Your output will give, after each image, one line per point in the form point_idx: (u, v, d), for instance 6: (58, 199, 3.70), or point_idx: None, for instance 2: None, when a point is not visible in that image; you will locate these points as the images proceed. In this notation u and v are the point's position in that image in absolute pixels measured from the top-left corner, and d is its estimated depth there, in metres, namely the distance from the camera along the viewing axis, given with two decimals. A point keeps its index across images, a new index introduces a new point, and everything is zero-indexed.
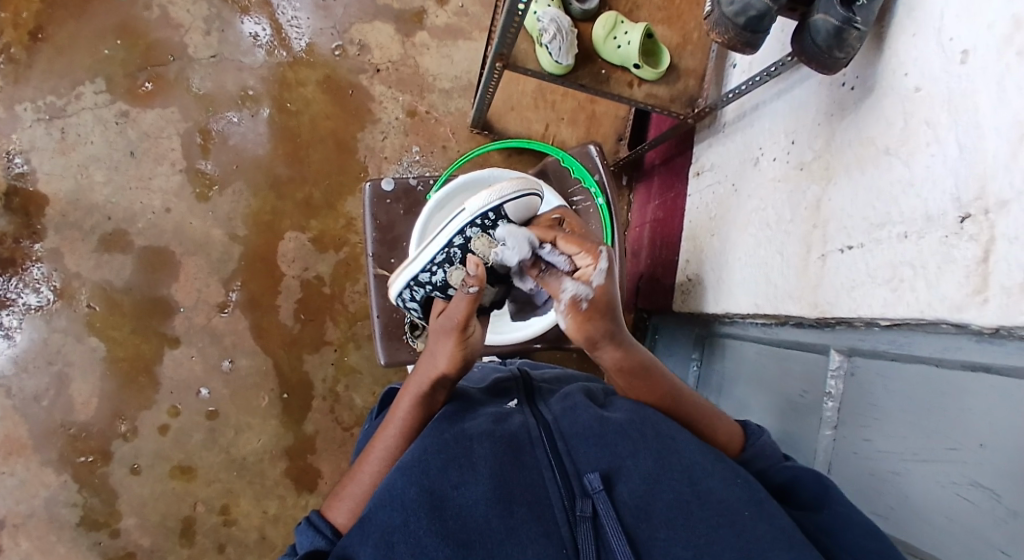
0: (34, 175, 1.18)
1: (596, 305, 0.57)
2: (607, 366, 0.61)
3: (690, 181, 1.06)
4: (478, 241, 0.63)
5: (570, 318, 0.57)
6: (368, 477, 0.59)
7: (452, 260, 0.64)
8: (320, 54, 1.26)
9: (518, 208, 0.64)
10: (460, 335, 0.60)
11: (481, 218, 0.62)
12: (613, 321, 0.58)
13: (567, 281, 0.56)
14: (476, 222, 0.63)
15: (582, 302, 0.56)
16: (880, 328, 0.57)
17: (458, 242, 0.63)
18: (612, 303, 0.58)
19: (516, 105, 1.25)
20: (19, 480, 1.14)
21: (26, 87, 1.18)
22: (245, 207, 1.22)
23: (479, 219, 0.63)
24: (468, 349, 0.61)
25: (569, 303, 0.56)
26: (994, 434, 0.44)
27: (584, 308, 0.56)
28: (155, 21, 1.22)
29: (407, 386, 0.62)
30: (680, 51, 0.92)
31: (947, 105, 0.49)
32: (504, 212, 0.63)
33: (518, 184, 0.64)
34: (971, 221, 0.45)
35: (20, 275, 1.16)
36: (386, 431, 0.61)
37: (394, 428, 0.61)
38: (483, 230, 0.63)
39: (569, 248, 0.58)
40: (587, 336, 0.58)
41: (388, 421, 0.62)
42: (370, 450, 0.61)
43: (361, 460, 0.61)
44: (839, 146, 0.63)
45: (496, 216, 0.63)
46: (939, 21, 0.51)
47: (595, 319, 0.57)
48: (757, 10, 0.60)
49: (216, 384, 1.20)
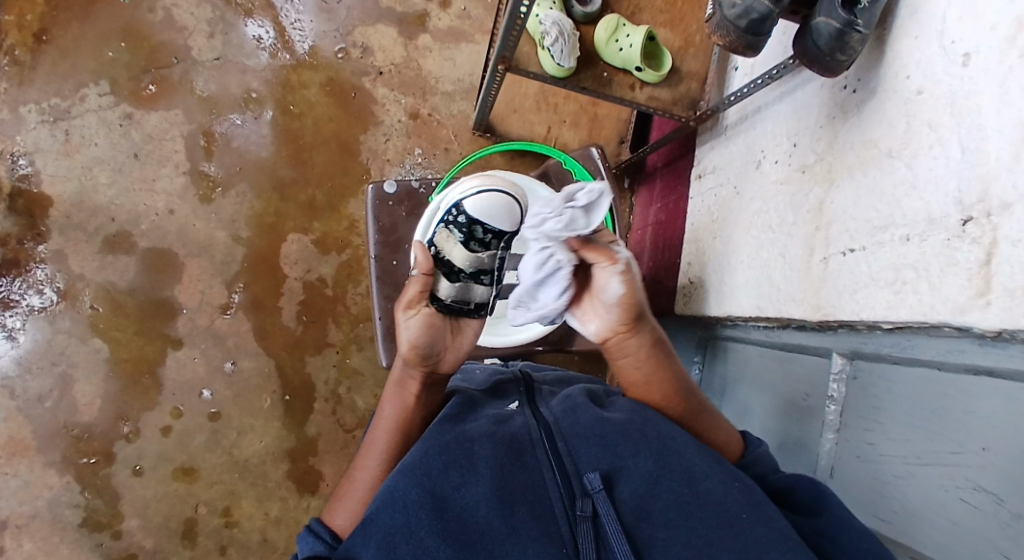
0: (38, 177, 1.18)
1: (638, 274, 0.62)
2: (637, 354, 0.63)
3: (692, 184, 1.06)
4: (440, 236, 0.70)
5: (626, 284, 0.61)
6: (363, 477, 0.60)
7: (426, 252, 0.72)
8: (323, 57, 1.27)
9: (480, 205, 0.69)
10: (407, 314, 0.64)
11: (445, 217, 0.71)
12: (644, 298, 0.64)
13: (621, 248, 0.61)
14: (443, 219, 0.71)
15: (633, 265, 0.61)
16: (883, 331, 0.57)
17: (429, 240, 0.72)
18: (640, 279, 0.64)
19: (518, 107, 1.26)
20: (22, 481, 1.14)
21: (31, 90, 1.19)
22: (248, 209, 1.23)
23: (444, 217, 0.71)
24: (422, 333, 0.63)
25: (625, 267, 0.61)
26: (997, 436, 0.43)
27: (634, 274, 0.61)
28: (159, 24, 1.23)
29: (389, 384, 0.66)
30: (682, 54, 0.92)
31: (949, 106, 0.49)
32: (463, 208, 0.69)
33: (480, 181, 0.70)
34: (974, 223, 0.45)
35: (23, 276, 1.16)
36: (376, 432, 0.63)
37: (385, 427, 0.63)
38: (445, 226, 0.70)
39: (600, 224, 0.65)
40: (631, 309, 0.62)
41: (378, 420, 0.64)
42: (365, 448, 0.63)
43: (356, 461, 0.63)
44: (842, 148, 0.63)
45: (456, 212, 0.70)
46: (941, 23, 0.51)
47: (639, 287, 0.62)
48: (759, 13, 0.60)
49: (219, 385, 1.20)
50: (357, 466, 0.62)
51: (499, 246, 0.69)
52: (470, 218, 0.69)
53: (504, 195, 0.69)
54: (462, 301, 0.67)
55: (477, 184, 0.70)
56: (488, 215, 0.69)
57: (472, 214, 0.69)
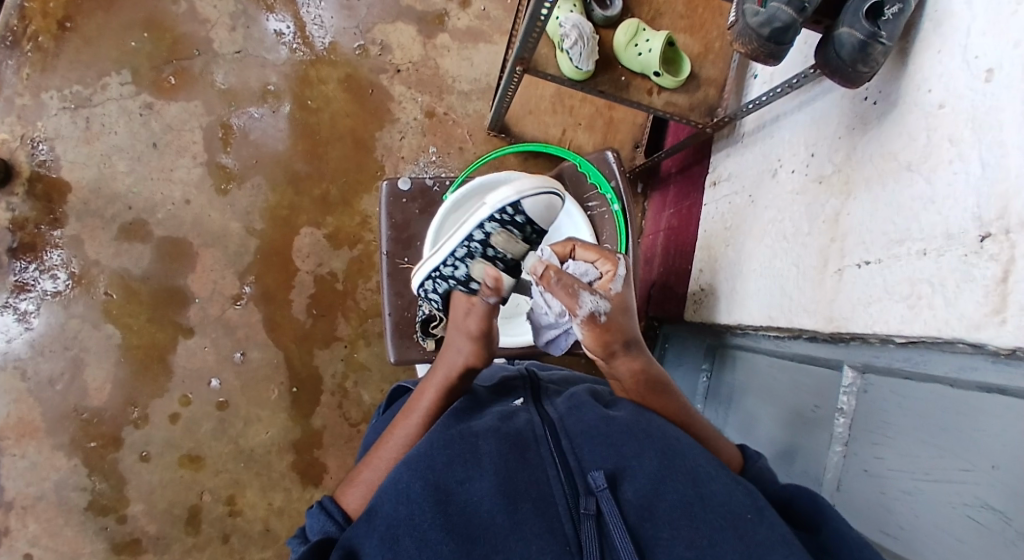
0: (57, 163, 1.20)
1: (613, 318, 0.61)
2: (625, 376, 0.63)
3: (706, 191, 1.06)
4: (498, 236, 0.67)
5: (588, 330, 0.61)
6: (377, 465, 0.59)
7: (473, 254, 0.67)
8: (342, 53, 1.27)
9: (536, 206, 0.67)
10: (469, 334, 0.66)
11: (501, 214, 0.66)
12: (628, 330, 0.63)
13: (587, 298, 0.59)
14: (495, 217, 0.66)
15: (599, 315, 0.60)
16: (896, 345, 0.57)
17: (477, 235, 0.66)
18: (627, 308, 0.63)
19: (534, 109, 1.26)
20: (30, 462, 1.16)
21: (53, 76, 1.21)
22: (262, 202, 1.24)
23: (497, 215, 0.66)
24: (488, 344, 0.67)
25: (587, 317, 0.60)
26: (1007, 455, 0.43)
27: (602, 321, 0.61)
28: (182, 15, 1.24)
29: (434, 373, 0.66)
30: (701, 60, 0.92)
31: (971, 121, 0.48)
32: (523, 207, 0.66)
33: (536, 180, 0.68)
34: (992, 240, 0.45)
35: (39, 260, 1.18)
36: (408, 420, 0.62)
37: (416, 417, 0.62)
38: (501, 225, 0.66)
39: (588, 256, 0.65)
40: (604, 346, 0.62)
41: (411, 411, 0.63)
42: (380, 443, 0.61)
43: (372, 451, 0.61)
44: (860, 160, 0.63)
45: (515, 212, 0.66)
46: (965, 38, 0.51)
47: (612, 329, 0.61)
48: (782, 22, 0.60)
49: (227, 375, 1.21)
50: (371, 456, 0.61)
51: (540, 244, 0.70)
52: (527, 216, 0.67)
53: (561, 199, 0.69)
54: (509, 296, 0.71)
55: (535, 181, 0.67)
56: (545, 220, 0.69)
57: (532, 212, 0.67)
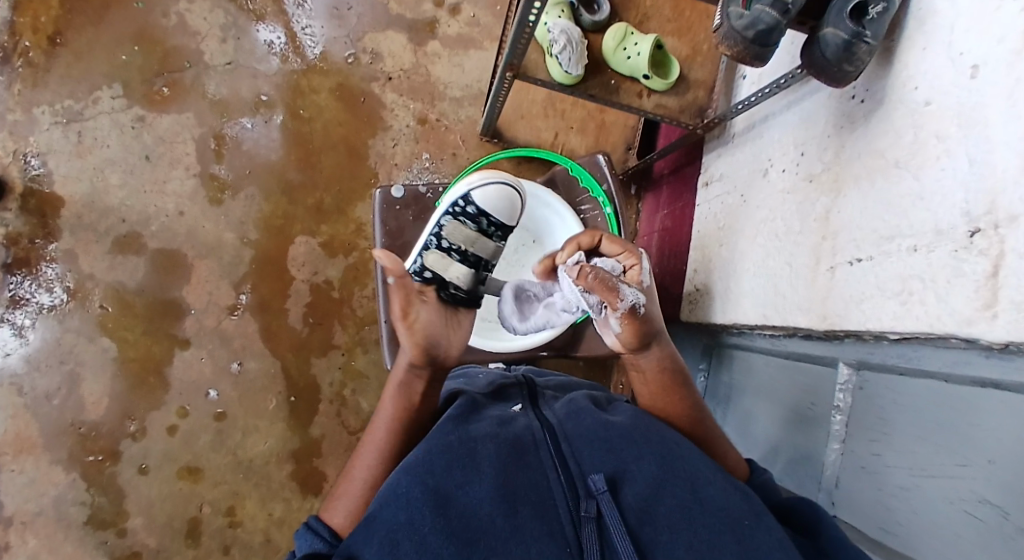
0: (50, 177, 1.20)
1: (649, 309, 0.62)
2: (648, 371, 0.65)
3: (698, 192, 1.07)
4: (450, 225, 0.81)
5: (627, 324, 0.61)
6: (360, 475, 0.61)
7: (432, 246, 0.81)
8: (334, 62, 1.28)
9: (486, 199, 0.82)
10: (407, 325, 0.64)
11: (451, 209, 0.83)
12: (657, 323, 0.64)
13: (626, 289, 0.60)
14: (450, 212, 0.82)
15: (639, 307, 0.61)
16: (890, 342, 0.57)
17: (433, 232, 0.82)
18: (652, 300, 0.64)
19: (525, 113, 1.27)
20: (28, 478, 1.15)
21: (44, 91, 1.21)
22: (257, 212, 1.24)
23: (451, 210, 0.83)
24: (426, 333, 0.65)
25: (628, 310, 0.60)
26: (1004, 448, 0.43)
27: (640, 313, 0.61)
28: (172, 28, 1.24)
29: (388, 386, 0.67)
30: (690, 62, 0.93)
31: (957, 117, 0.49)
32: (472, 199, 0.82)
33: (486, 175, 0.83)
34: (981, 235, 0.45)
35: (34, 274, 1.18)
36: (383, 426, 0.64)
37: (383, 425, 0.64)
38: (454, 217, 0.82)
39: (613, 250, 0.68)
40: (639, 339, 0.63)
41: (377, 417, 0.65)
42: (357, 455, 0.63)
43: (352, 464, 0.63)
44: (849, 158, 0.64)
45: (464, 204, 0.82)
46: (948, 35, 0.51)
47: (649, 321, 0.62)
48: (766, 24, 0.60)
49: (225, 386, 1.21)
50: (349, 467, 0.62)
51: (498, 236, 0.82)
52: (478, 209, 0.82)
53: (507, 186, 0.83)
54: (470, 287, 0.75)
55: (483, 177, 0.83)
56: (493, 208, 0.82)
57: (483, 202, 0.82)
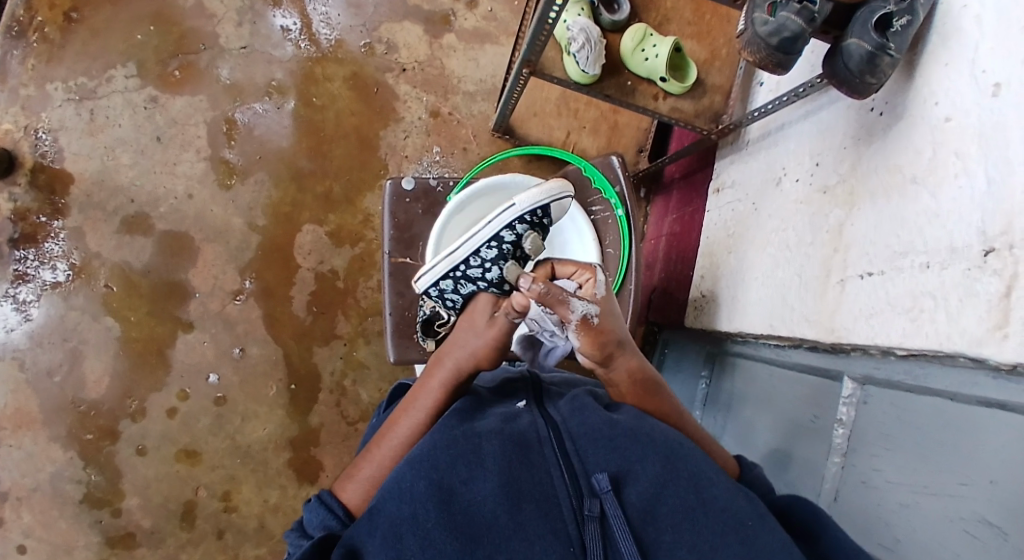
0: (60, 154, 1.20)
1: (603, 320, 0.61)
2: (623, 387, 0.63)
3: (709, 198, 1.06)
4: (531, 235, 0.64)
5: (583, 336, 0.61)
6: (384, 460, 0.58)
7: (506, 258, 0.63)
8: (348, 51, 1.27)
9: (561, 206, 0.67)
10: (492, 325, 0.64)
11: (531, 213, 0.63)
12: (620, 331, 0.63)
13: (575, 302, 0.59)
14: (527, 219, 0.63)
15: (592, 318, 0.60)
16: (897, 357, 0.57)
17: (509, 237, 0.62)
18: (613, 311, 0.63)
19: (539, 111, 1.26)
20: (27, 453, 1.16)
21: (57, 67, 1.21)
22: (265, 198, 1.24)
23: (529, 216, 0.63)
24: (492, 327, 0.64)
25: (580, 322, 0.60)
26: (1006, 471, 0.43)
27: (594, 324, 0.61)
28: (189, 9, 1.24)
29: (436, 365, 0.64)
30: (708, 67, 0.92)
31: (977, 137, 0.48)
32: (552, 208, 0.66)
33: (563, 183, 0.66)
34: (996, 255, 0.45)
35: (40, 250, 1.18)
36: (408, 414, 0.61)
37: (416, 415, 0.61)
38: (530, 225, 0.64)
39: (566, 270, 0.65)
40: (600, 350, 0.62)
41: (412, 401, 0.62)
42: (380, 438, 0.61)
43: (373, 445, 0.60)
44: (865, 171, 0.63)
45: (545, 213, 0.65)
46: (973, 52, 0.50)
47: (605, 332, 0.61)
48: (791, 32, 0.60)
49: (226, 370, 1.21)
50: (370, 451, 0.60)
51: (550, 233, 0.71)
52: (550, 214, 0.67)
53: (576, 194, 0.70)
54: None
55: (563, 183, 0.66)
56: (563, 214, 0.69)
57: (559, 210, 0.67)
